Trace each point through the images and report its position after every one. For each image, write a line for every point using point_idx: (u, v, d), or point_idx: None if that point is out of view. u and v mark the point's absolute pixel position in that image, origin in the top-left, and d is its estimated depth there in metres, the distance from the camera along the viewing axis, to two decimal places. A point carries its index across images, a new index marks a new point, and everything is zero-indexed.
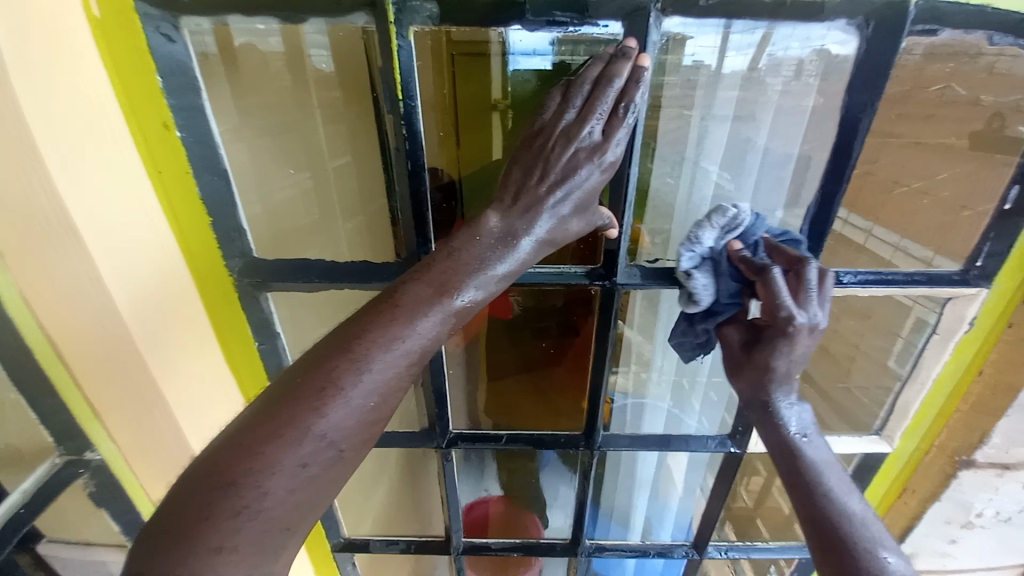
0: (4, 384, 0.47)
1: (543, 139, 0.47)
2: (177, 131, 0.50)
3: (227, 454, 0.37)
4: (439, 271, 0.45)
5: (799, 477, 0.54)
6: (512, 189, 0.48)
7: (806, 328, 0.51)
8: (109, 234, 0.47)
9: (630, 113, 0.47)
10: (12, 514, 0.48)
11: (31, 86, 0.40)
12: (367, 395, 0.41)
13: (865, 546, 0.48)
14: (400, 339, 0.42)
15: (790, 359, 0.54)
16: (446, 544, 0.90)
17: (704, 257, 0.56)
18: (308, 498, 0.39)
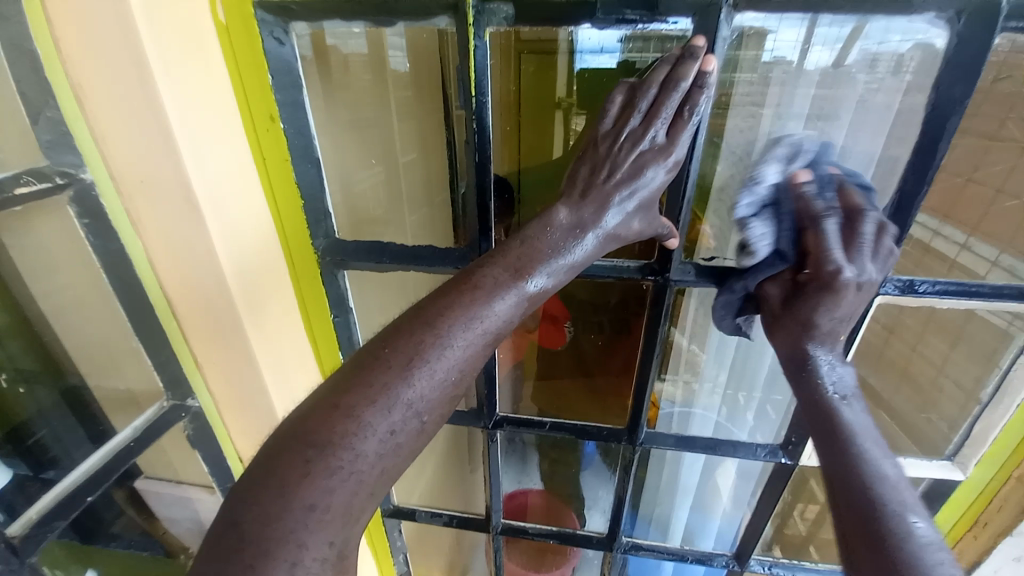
0: (130, 332, 0.57)
1: (612, 141, 0.49)
2: (280, 123, 0.56)
3: (320, 416, 0.40)
4: (515, 257, 0.47)
5: (831, 429, 0.50)
6: (580, 185, 0.51)
7: (856, 285, 0.50)
8: (224, 216, 0.53)
9: (694, 115, 0.48)
10: (125, 445, 0.57)
11: (171, 84, 0.46)
12: (448, 369, 0.43)
13: (895, 508, 0.44)
14: (479, 319, 0.44)
15: (828, 316, 0.52)
16: (486, 523, 0.94)
17: (768, 197, 0.54)
18: (392, 467, 0.42)
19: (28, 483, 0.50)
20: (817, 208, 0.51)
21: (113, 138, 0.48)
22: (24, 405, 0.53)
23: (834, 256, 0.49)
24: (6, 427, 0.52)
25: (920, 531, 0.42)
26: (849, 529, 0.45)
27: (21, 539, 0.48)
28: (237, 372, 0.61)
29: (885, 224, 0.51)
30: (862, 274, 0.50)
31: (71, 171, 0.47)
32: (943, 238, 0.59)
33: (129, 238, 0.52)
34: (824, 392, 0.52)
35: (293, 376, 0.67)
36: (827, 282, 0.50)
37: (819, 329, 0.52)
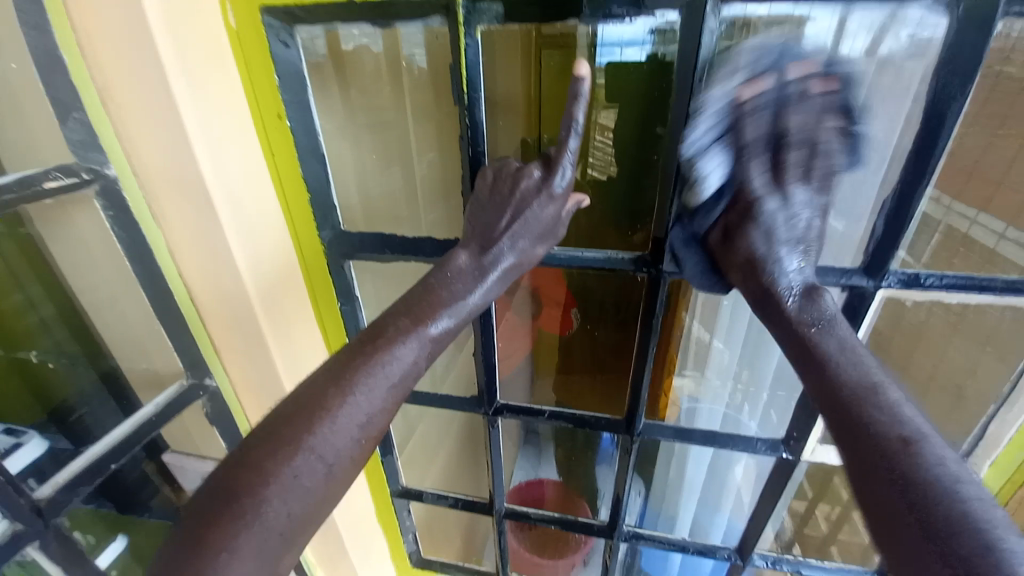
0: (152, 317, 0.61)
1: (505, 193, 0.55)
2: (288, 121, 0.58)
3: (233, 470, 0.43)
4: (416, 305, 0.53)
5: (812, 356, 0.48)
6: (476, 235, 0.57)
7: (782, 211, 0.54)
8: (236, 211, 0.56)
9: (572, 135, 0.49)
10: (148, 419, 0.62)
11: (188, 90, 0.49)
12: (359, 413, 0.47)
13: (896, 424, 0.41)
14: (383, 366, 0.49)
15: (765, 238, 0.55)
16: (490, 507, 0.96)
17: (714, 136, 0.53)
18: (306, 513, 0.44)
19: (63, 454, 0.57)
20: (752, 136, 0.53)
21: (135, 135, 0.52)
22: (68, 385, 0.62)
23: (755, 182, 0.54)
24: (54, 405, 0.60)
25: (928, 444, 0.40)
26: (859, 469, 0.42)
27: (47, 501, 0.51)
28: (250, 355, 0.65)
29: (822, 138, 0.52)
30: (787, 203, 0.54)
31: (96, 167, 0.51)
32: (956, 213, 0.58)
33: (151, 230, 0.56)
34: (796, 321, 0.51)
35: (304, 361, 0.71)
36: (758, 215, 0.55)
37: (769, 250, 0.54)
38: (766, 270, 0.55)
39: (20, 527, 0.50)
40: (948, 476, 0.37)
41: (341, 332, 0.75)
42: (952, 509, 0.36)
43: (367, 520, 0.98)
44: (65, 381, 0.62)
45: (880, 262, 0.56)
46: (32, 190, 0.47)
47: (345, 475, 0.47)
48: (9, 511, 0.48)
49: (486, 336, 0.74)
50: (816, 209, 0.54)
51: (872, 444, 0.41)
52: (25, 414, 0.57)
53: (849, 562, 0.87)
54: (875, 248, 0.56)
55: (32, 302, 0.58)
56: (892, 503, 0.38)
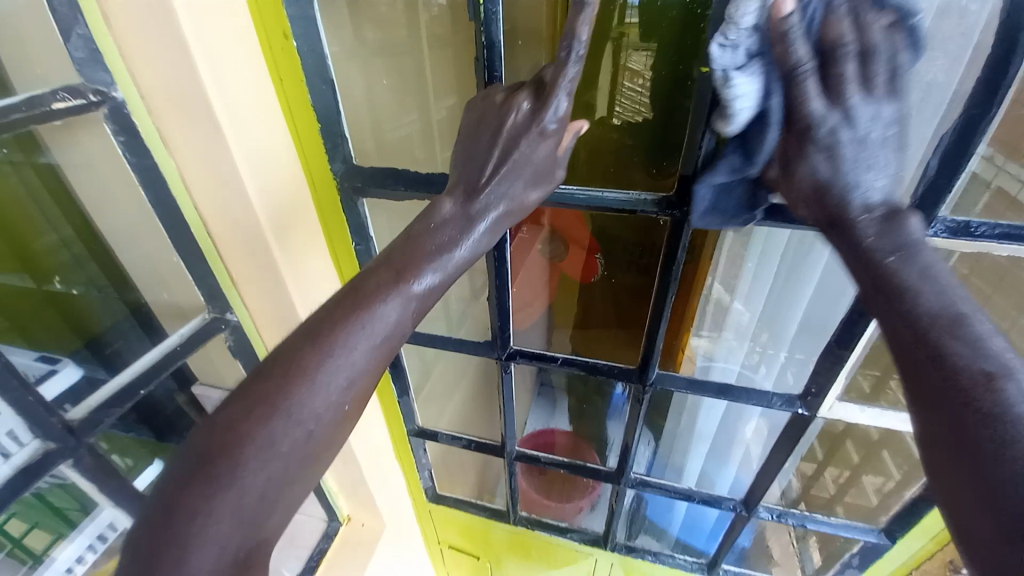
0: (169, 249, 0.61)
1: (494, 124, 0.51)
2: (294, 41, 0.55)
3: (209, 436, 0.44)
4: (396, 261, 0.51)
5: (890, 284, 0.41)
6: (463, 182, 0.54)
7: (846, 129, 0.42)
8: (246, 137, 0.54)
9: (572, 57, 0.45)
10: (173, 347, 0.64)
11: (189, 4, 0.46)
12: (341, 373, 0.47)
13: (974, 360, 0.35)
14: (365, 323, 0.48)
15: (846, 168, 0.43)
16: (502, 449, 0.99)
17: (750, 54, 0.43)
18: (285, 474, 0.45)
19: (98, 381, 0.59)
20: (796, 61, 0.40)
21: (139, 54, 0.50)
22: (101, 319, 0.64)
23: (850, 89, 0.41)
24: (88, 336, 0.62)
25: (1013, 385, 0.34)
26: (940, 437, 0.36)
27: (78, 421, 0.54)
28: (268, 290, 0.66)
29: (873, 43, 0.40)
30: (850, 121, 0.42)
31: (102, 89, 0.50)
32: (1007, 174, 0.51)
33: (163, 157, 0.56)
34: (882, 244, 0.42)
35: (319, 298, 0.71)
36: (814, 136, 0.43)
37: (839, 174, 0.44)
38: (836, 193, 0.44)
39: (53, 445, 0.52)
40: None
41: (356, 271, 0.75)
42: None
43: (385, 455, 1.02)
44: (96, 315, 0.64)
45: (932, 205, 0.51)
46: (41, 110, 0.46)
47: (326, 436, 0.47)
48: (42, 429, 0.51)
49: (500, 279, 0.72)
50: (894, 122, 0.42)
51: (943, 384, 0.36)
52: (59, 344, 0.59)
53: (855, 520, 0.87)
54: (927, 188, 0.51)
55: (64, 243, 0.59)
56: (962, 449, 0.35)
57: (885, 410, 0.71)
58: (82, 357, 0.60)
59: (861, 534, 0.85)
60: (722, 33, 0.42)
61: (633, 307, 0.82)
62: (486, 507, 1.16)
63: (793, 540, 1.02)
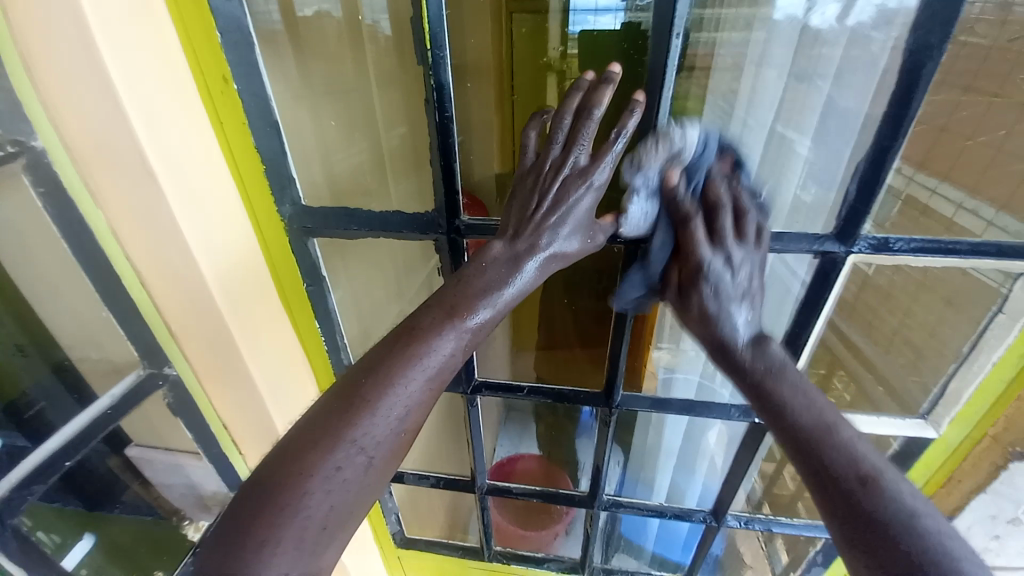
0: (99, 304, 0.57)
1: (536, 175, 0.52)
2: (234, 85, 0.53)
3: (276, 464, 0.44)
4: (453, 296, 0.51)
5: (783, 415, 0.49)
6: (513, 222, 0.54)
7: (724, 271, 0.52)
8: (181, 182, 0.51)
9: (621, 138, 0.50)
10: (103, 412, 0.58)
11: (116, 44, 0.44)
12: (398, 405, 0.47)
13: (843, 451, 0.46)
14: (420, 359, 0.48)
15: (721, 300, 0.53)
16: (472, 484, 0.96)
17: (649, 190, 0.55)
18: (344, 503, 0.45)
19: (19, 453, 0.52)
20: (683, 200, 0.53)
21: (61, 101, 0.46)
22: (20, 380, 0.55)
23: (706, 251, 0.52)
24: (4, 401, 0.53)
25: (865, 453, 0.46)
26: (825, 496, 0.45)
27: (5, 499, 0.49)
28: (211, 341, 0.61)
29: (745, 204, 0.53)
30: (728, 263, 0.52)
31: (21, 139, 0.46)
32: (917, 184, 0.58)
33: (89, 207, 0.51)
34: (757, 366, 0.52)
35: (271, 344, 0.67)
36: (705, 275, 0.53)
37: (721, 309, 0.53)
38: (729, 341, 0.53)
39: None
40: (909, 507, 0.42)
41: (308, 312, 0.71)
42: (922, 531, 0.41)
43: None
44: (15, 375, 0.55)
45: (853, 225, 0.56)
46: None
47: (383, 467, 0.47)
48: None
49: None
50: (754, 282, 0.53)
51: (823, 474, 0.46)
52: None
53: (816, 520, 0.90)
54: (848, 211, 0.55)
55: None
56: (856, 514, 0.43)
57: (834, 413, 0.75)
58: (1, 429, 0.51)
59: (823, 532, 0.89)
60: (633, 162, 0.54)
61: (593, 328, 0.83)
62: (458, 546, 1.12)
63: (762, 544, 1.04)
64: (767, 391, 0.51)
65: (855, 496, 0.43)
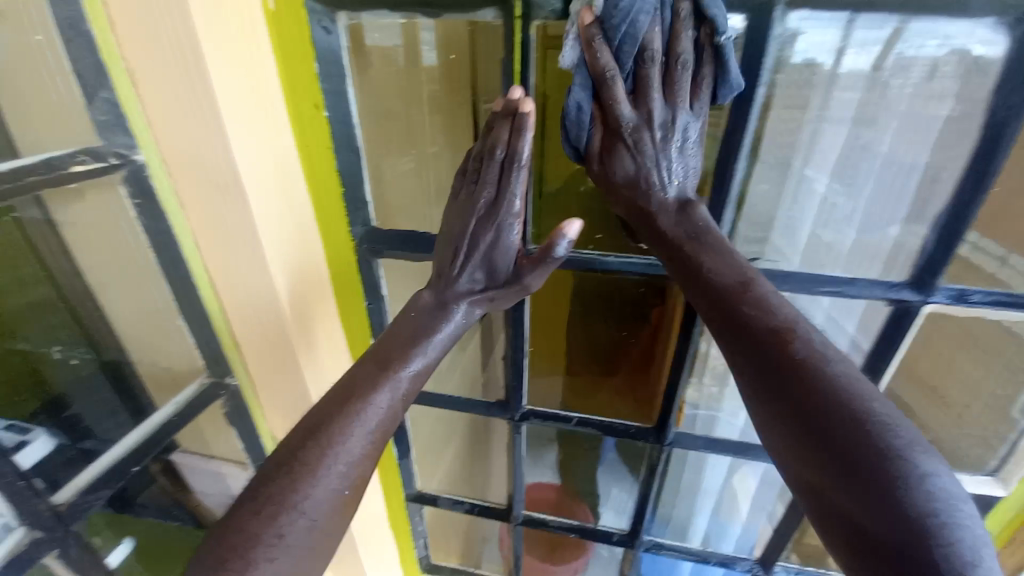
0: (175, 313, 0.59)
1: (460, 221, 0.55)
2: (324, 111, 0.56)
3: (219, 540, 0.42)
4: (382, 354, 0.52)
5: (709, 285, 0.49)
6: (438, 268, 0.58)
7: (689, 63, 0.50)
8: (267, 201, 0.52)
9: (519, 165, 0.51)
10: (167, 419, 0.60)
11: (222, 71, 0.46)
12: (340, 462, 0.47)
13: (786, 332, 0.44)
14: (357, 416, 0.48)
15: (665, 137, 0.52)
16: (507, 513, 0.94)
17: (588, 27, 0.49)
18: (301, 569, 0.43)
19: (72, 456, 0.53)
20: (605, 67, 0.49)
21: (161, 120, 0.48)
22: (59, 377, 0.55)
23: (625, 104, 0.51)
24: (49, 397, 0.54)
25: (823, 355, 0.43)
26: (761, 390, 0.44)
27: (66, 506, 0.50)
28: (273, 355, 0.62)
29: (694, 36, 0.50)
30: (666, 121, 0.52)
31: (124, 152, 0.49)
32: (982, 252, 0.57)
33: (176, 218, 0.53)
34: (680, 230, 0.52)
35: (327, 362, 0.68)
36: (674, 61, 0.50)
37: (641, 169, 0.54)
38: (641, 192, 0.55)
39: (38, 534, 0.47)
40: (837, 373, 0.41)
41: (364, 329, 0.71)
42: (898, 438, 0.38)
43: (380, 525, 0.95)
44: (54, 371, 0.54)
45: (930, 276, 0.58)
46: (60, 173, 0.46)
47: (331, 526, 0.46)
48: (31, 518, 0.47)
49: (517, 338, 0.72)
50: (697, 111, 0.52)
51: (796, 385, 0.42)
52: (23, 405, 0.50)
53: None
54: (927, 260, 0.57)
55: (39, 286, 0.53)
56: (803, 410, 0.41)
57: None
58: (34, 420, 0.51)
59: None
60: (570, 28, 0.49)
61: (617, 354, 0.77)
62: None
63: None
64: (697, 286, 0.50)
65: (804, 388, 0.41)
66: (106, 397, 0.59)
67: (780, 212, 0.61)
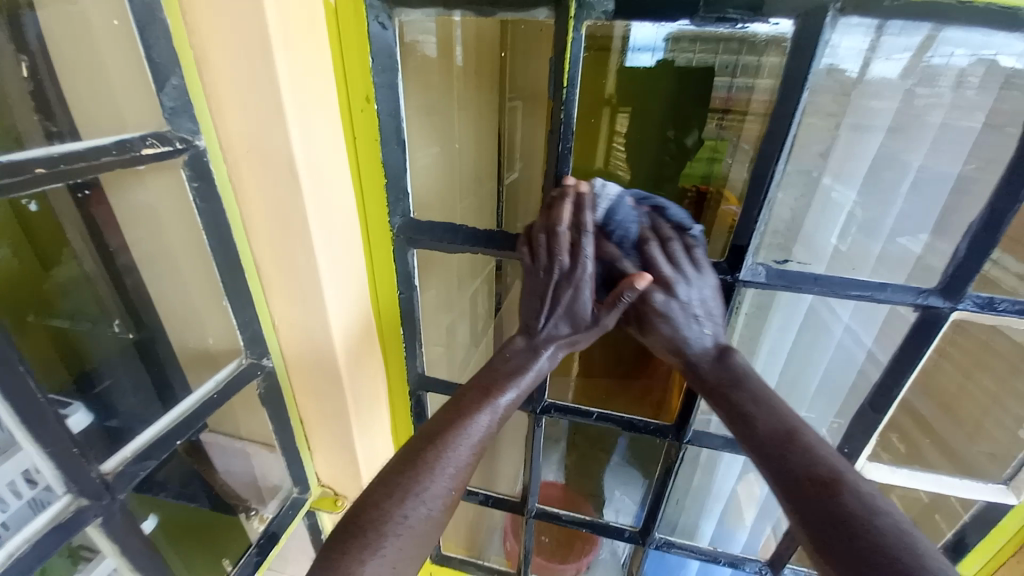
0: (219, 293, 0.61)
1: (539, 275, 0.56)
2: (375, 105, 0.57)
3: (354, 522, 0.46)
4: (483, 379, 0.56)
5: (758, 424, 0.50)
6: (522, 323, 0.60)
7: (671, 289, 0.55)
8: (316, 188, 0.55)
9: (588, 238, 0.54)
10: (209, 395, 0.61)
11: (288, 65, 0.49)
12: (450, 466, 0.50)
13: (813, 456, 0.46)
14: (463, 430, 0.52)
15: (682, 326, 0.56)
16: (522, 506, 0.95)
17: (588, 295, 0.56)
18: (414, 551, 0.46)
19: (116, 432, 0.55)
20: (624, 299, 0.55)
21: (227, 109, 0.51)
22: (95, 352, 0.60)
23: (674, 282, 0.55)
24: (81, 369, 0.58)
25: (840, 469, 0.45)
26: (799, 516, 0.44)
27: (113, 475, 0.51)
28: (309, 337, 0.65)
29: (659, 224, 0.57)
30: (683, 292, 0.55)
31: (188, 137, 0.51)
32: (1001, 267, 0.58)
33: (230, 203, 0.56)
34: (713, 379, 0.55)
35: (360, 346, 0.70)
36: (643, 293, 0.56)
37: (679, 332, 0.57)
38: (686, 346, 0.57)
39: (85, 502, 0.48)
40: (870, 511, 0.42)
41: (394, 318, 0.73)
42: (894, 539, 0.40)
43: None
44: (92, 348, 0.60)
45: (962, 282, 0.56)
46: (130, 155, 0.47)
47: (440, 521, 0.49)
48: (80, 486, 0.48)
49: None
50: (708, 291, 0.56)
51: (833, 517, 0.42)
52: (56, 376, 0.53)
53: None
54: (957, 269, 0.56)
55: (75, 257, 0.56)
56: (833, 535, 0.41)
57: (913, 470, 0.72)
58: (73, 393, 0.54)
59: None
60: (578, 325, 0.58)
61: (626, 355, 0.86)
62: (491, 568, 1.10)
63: None
64: (729, 401, 0.53)
65: (830, 506, 0.43)
66: (138, 375, 0.64)
67: (806, 226, 0.64)
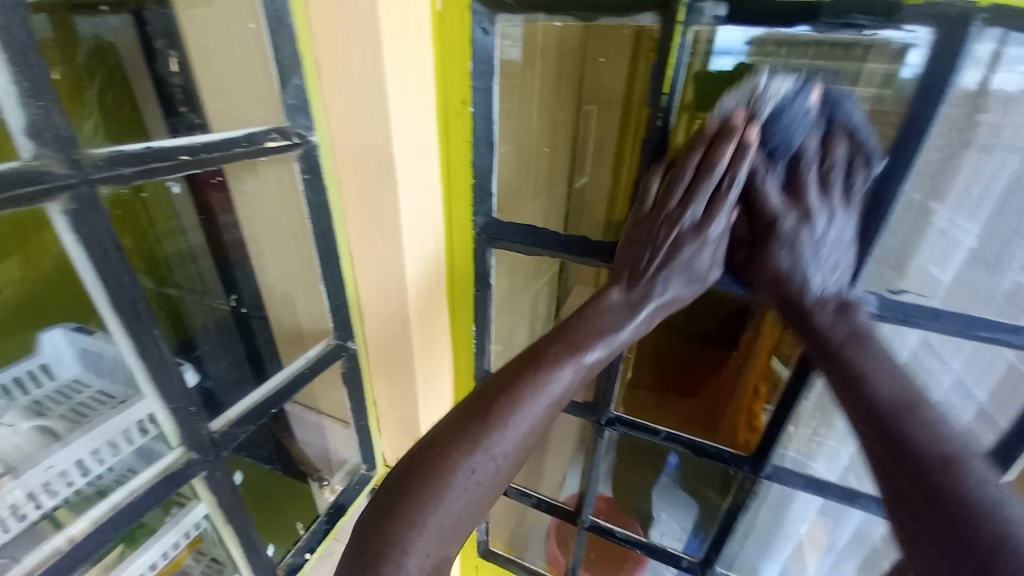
0: (316, 278, 0.66)
1: (653, 222, 0.51)
2: (471, 107, 0.59)
3: (420, 462, 0.48)
4: (569, 335, 0.52)
5: (902, 401, 0.42)
6: (627, 270, 0.53)
7: (804, 222, 0.48)
8: (410, 185, 0.58)
9: (736, 185, 0.47)
10: (300, 369, 0.67)
11: (396, 69, 0.52)
12: (523, 424, 0.49)
13: (968, 474, 0.38)
14: (542, 385, 0.50)
15: (804, 249, 0.49)
16: (575, 516, 0.93)
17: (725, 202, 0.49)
18: (477, 503, 0.48)
19: (223, 393, 0.61)
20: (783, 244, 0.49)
21: (337, 108, 0.56)
22: (194, 319, 0.64)
23: (807, 194, 0.48)
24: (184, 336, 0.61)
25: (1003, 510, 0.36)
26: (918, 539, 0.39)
27: (220, 434, 0.57)
28: (391, 324, 0.69)
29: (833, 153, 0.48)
30: (816, 226, 0.48)
31: (303, 133, 0.57)
32: None
33: (333, 195, 0.61)
34: (838, 337, 0.47)
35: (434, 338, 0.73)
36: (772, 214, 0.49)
37: (797, 269, 0.49)
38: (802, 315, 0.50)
39: (195, 456, 0.54)
40: None
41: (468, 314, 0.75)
42: None
43: None
44: (191, 316, 0.63)
45: None
46: (257, 147, 0.53)
47: (501, 478, 0.49)
48: (192, 440, 0.54)
49: None
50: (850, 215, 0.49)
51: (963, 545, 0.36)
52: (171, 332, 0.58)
53: None
54: None
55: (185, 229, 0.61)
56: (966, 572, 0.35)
57: None
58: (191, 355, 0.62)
59: None
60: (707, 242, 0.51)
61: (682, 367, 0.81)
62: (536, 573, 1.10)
63: None
64: (853, 358, 0.46)
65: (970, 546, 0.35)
66: (235, 347, 0.68)
67: (918, 258, 0.56)
